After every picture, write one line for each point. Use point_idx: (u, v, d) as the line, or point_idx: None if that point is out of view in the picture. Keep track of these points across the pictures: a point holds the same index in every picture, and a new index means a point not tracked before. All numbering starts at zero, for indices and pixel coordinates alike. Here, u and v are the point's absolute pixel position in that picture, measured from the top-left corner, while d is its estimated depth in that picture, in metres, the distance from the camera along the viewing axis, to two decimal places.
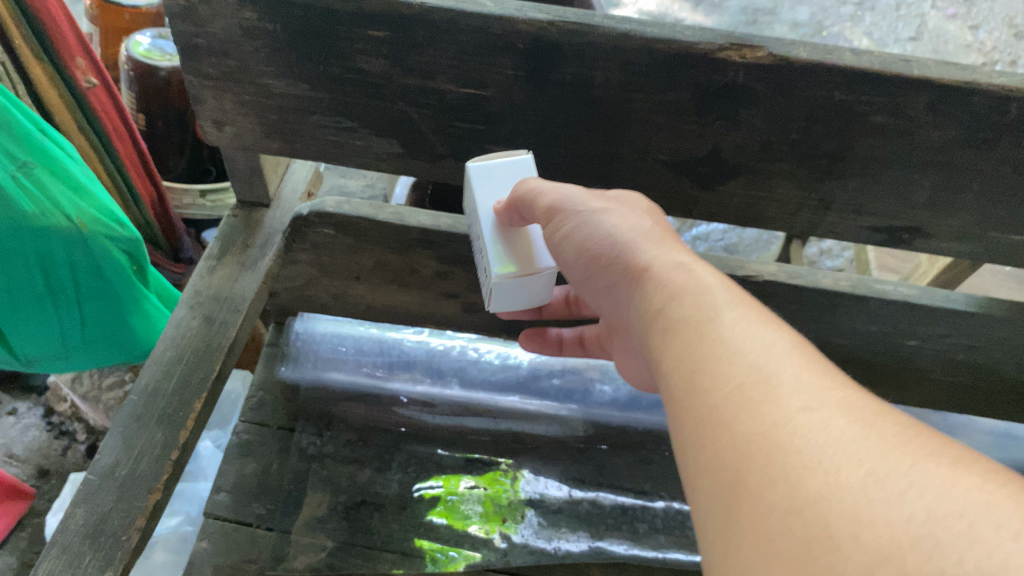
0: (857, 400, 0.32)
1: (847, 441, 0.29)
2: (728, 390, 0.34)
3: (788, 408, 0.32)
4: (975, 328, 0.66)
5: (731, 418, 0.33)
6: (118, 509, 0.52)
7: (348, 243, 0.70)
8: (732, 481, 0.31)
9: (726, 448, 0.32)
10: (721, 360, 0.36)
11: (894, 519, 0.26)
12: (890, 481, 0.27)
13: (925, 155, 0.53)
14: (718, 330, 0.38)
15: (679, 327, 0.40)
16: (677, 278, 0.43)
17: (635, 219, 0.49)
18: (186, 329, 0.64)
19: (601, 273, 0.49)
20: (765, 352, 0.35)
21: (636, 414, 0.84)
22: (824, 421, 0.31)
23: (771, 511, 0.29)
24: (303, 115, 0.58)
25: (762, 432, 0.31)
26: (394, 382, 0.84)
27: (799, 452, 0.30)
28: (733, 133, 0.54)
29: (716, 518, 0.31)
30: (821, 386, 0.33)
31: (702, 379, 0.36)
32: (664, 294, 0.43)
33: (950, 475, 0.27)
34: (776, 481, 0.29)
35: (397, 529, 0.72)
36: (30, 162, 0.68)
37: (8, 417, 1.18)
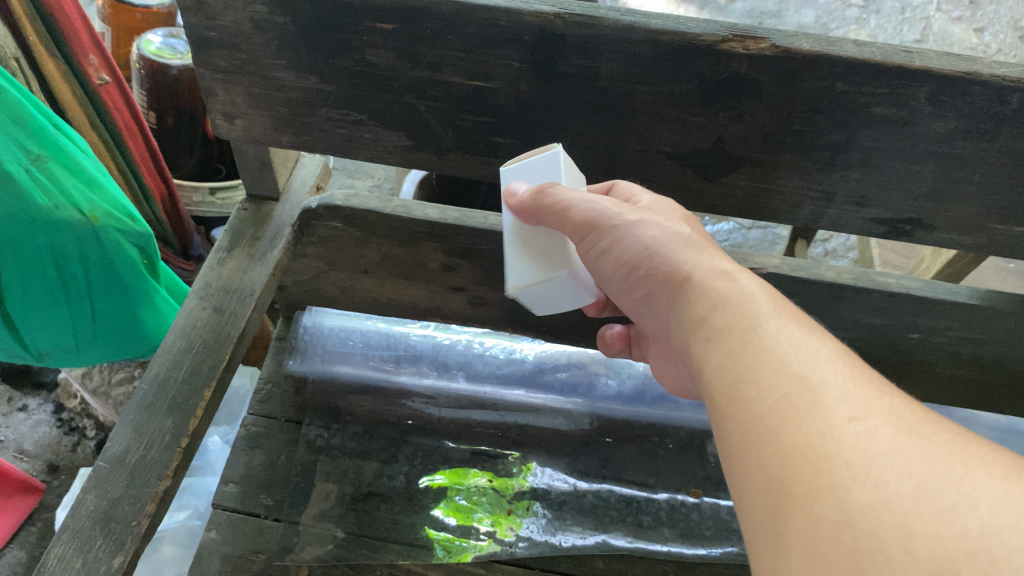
0: (903, 410, 0.32)
1: (896, 452, 0.29)
2: (773, 400, 0.34)
3: (835, 418, 0.31)
4: (978, 321, 0.66)
5: (778, 427, 0.32)
6: (129, 494, 0.53)
7: (355, 236, 0.71)
8: (777, 490, 0.31)
9: (772, 458, 0.32)
10: (766, 369, 0.36)
11: (948, 534, 0.25)
12: (941, 496, 0.27)
13: (927, 147, 0.53)
14: (761, 338, 0.38)
15: (721, 335, 0.40)
16: (720, 287, 0.43)
17: (673, 228, 0.49)
18: (196, 319, 0.65)
19: (641, 283, 0.49)
20: (809, 361, 0.35)
21: (641, 408, 0.84)
22: (873, 431, 0.30)
23: (819, 520, 0.28)
24: (312, 108, 0.59)
25: (809, 443, 0.31)
26: (401, 375, 0.85)
27: (848, 462, 0.29)
28: (737, 125, 0.55)
29: (760, 528, 0.31)
30: (867, 395, 0.32)
31: (747, 388, 0.35)
32: (707, 303, 0.43)
33: (1005, 491, 0.27)
34: (823, 491, 0.29)
35: (403, 520, 0.73)
36: (43, 156, 0.70)
37: (20, 413, 1.19)
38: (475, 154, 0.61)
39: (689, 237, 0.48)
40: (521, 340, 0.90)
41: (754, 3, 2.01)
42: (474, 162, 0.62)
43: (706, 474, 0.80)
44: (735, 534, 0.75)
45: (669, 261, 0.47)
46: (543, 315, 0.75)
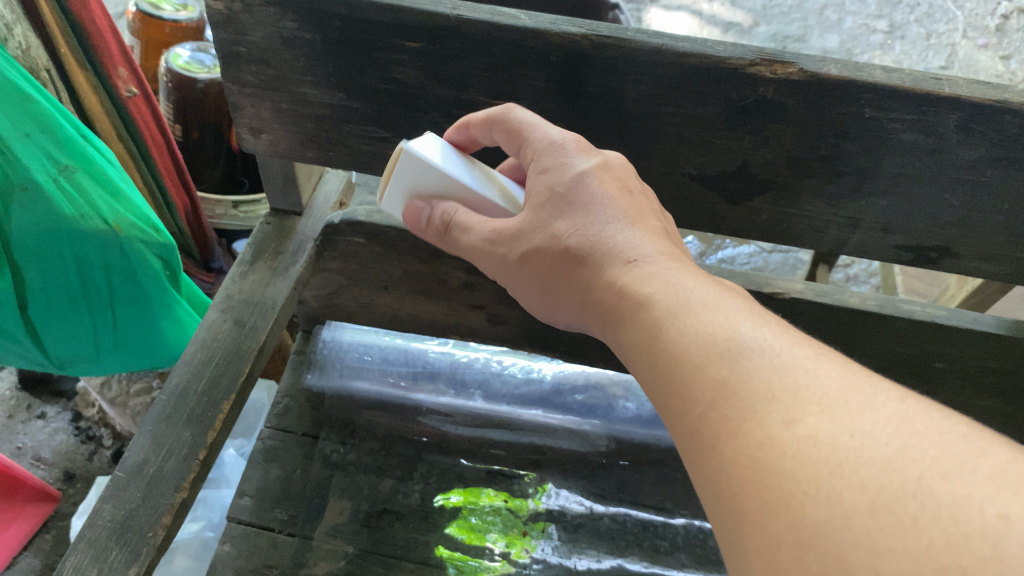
0: (839, 396, 0.29)
1: (844, 454, 0.26)
2: (703, 412, 0.32)
3: (770, 424, 0.29)
4: (1005, 351, 0.65)
5: (717, 440, 0.30)
6: (146, 505, 0.53)
7: (377, 252, 0.71)
8: (730, 510, 0.29)
9: (718, 476, 0.30)
10: (688, 374, 0.33)
11: (913, 548, 0.23)
12: (901, 503, 0.24)
13: (955, 174, 0.53)
14: (674, 337, 0.35)
15: (640, 335, 0.37)
16: (615, 302, 0.40)
17: (560, 233, 0.45)
18: (217, 332, 0.65)
19: (561, 290, 0.46)
20: (725, 358, 0.32)
21: (660, 431, 0.83)
22: (812, 432, 0.28)
23: (778, 546, 0.26)
24: (338, 124, 0.59)
25: (751, 457, 0.28)
26: (418, 393, 0.84)
27: (794, 473, 0.27)
28: (762, 149, 0.54)
29: (725, 552, 0.29)
30: (799, 388, 0.30)
31: (678, 395, 0.33)
32: (617, 326, 0.41)
33: (963, 487, 0.24)
34: (777, 510, 0.27)
35: (416, 537, 0.73)
36: (70, 166, 0.70)
37: (39, 421, 1.21)
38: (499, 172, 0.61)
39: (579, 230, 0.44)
40: (539, 360, 0.90)
41: (779, 28, 2.01)
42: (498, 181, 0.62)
43: None
44: None
45: (576, 270, 0.44)
46: (563, 335, 0.75)
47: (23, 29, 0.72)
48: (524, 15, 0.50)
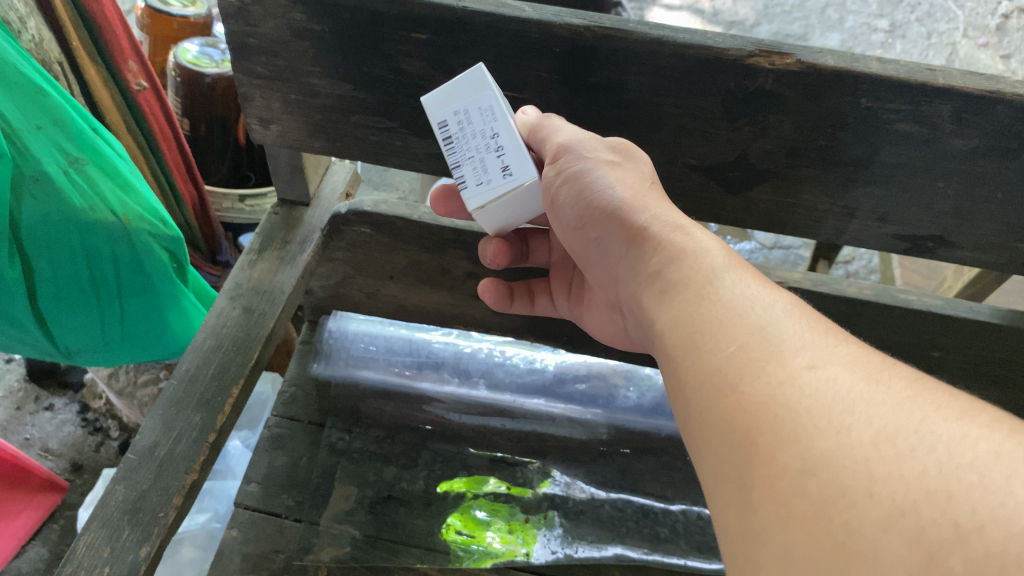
0: (861, 357, 0.31)
1: (855, 397, 0.29)
2: (733, 352, 0.33)
3: (794, 367, 0.31)
4: (998, 340, 0.66)
5: (738, 379, 0.32)
6: (157, 486, 0.55)
7: (384, 242, 0.73)
8: (741, 444, 0.30)
9: (733, 412, 0.31)
10: (724, 322, 0.36)
11: (908, 474, 0.25)
12: (901, 438, 0.27)
13: (950, 164, 0.54)
14: (718, 291, 0.38)
15: (680, 288, 0.40)
16: (674, 240, 0.44)
17: (637, 180, 0.50)
18: (226, 318, 0.66)
19: (594, 226, 0.50)
20: (766, 312, 0.35)
21: (660, 420, 0.84)
22: (831, 378, 0.30)
23: (784, 472, 0.28)
24: (346, 115, 0.61)
25: (769, 394, 0.30)
26: (422, 382, 0.86)
27: (808, 410, 0.29)
28: (761, 139, 0.55)
29: (725, 485, 0.30)
30: (824, 344, 0.32)
31: (705, 343, 0.35)
32: (662, 257, 0.43)
33: (961, 428, 0.27)
34: (786, 441, 0.28)
35: (421, 524, 0.74)
36: (81, 158, 0.72)
37: (46, 413, 1.22)
38: None
39: (650, 186, 0.50)
40: (542, 349, 0.90)
41: (781, 26, 2.03)
42: None
43: None
44: None
45: (636, 205, 0.47)
46: (565, 325, 0.76)
47: (36, 22, 0.73)
48: (528, 7, 0.52)
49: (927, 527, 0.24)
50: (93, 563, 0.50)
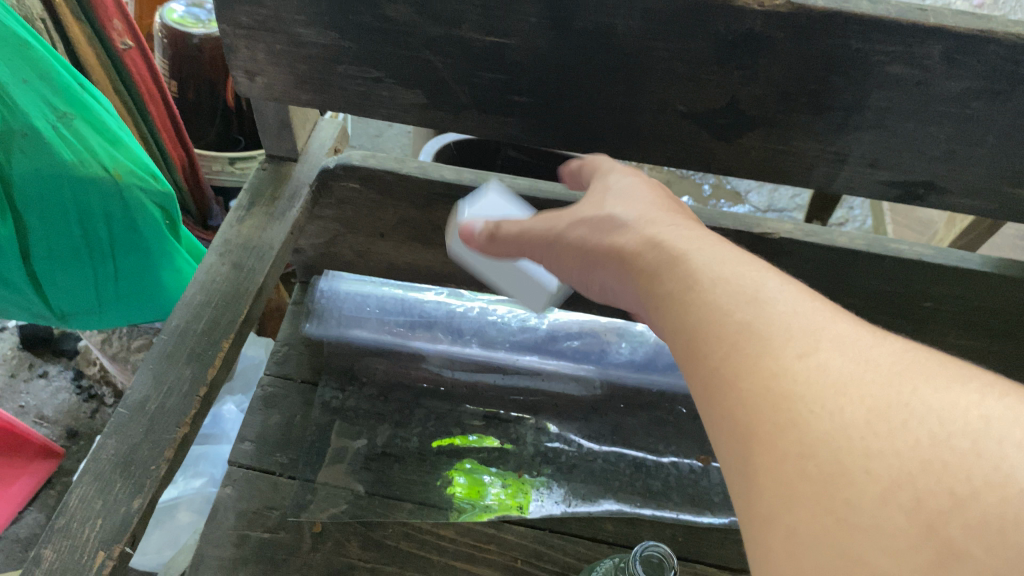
0: (850, 333, 0.31)
1: (847, 376, 0.28)
2: (726, 350, 0.33)
3: (786, 356, 0.30)
4: (989, 290, 0.66)
5: (734, 374, 0.31)
6: (149, 439, 0.54)
7: (373, 198, 0.72)
8: (741, 434, 0.29)
9: (733, 408, 0.30)
10: (716, 319, 0.35)
11: (902, 447, 0.25)
12: (894, 412, 0.26)
13: (940, 107, 0.54)
14: (707, 289, 0.37)
15: (673, 293, 0.39)
16: (664, 250, 0.43)
17: (602, 211, 0.51)
18: (215, 274, 0.66)
19: (594, 272, 0.51)
20: (754, 300, 0.34)
21: (652, 375, 0.86)
22: (824, 362, 0.29)
23: (784, 457, 0.27)
24: (332, 65, 0.60)
25: (765, 385, 0.29)
26: (415, 340, 0.87)
27: (802, 396, 0.28)
28: (750, 83, 0.55)
29: (733, 476, 0.30)
30: (815, 324, 0.31)
31: (702, 342, 0.34)
32: (656, 268, 0.42)
33: (954, 396, 0.26)
34: (783, 427, 0.28)
35: (415, 479, 0.74)
36: (69, 114, 0.71)
37: (41, 380, 1.22)
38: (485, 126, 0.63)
39: (638, 213, 0.49)
40: (535, 308, 0.92)
41: None
42: (491, 121, 0.62)
43: None
44: None
45: (604, 241, 0.49)
46: None
47: None
48: None
49: (925, 498, 0.23)
50: (85, 516, 0.50)
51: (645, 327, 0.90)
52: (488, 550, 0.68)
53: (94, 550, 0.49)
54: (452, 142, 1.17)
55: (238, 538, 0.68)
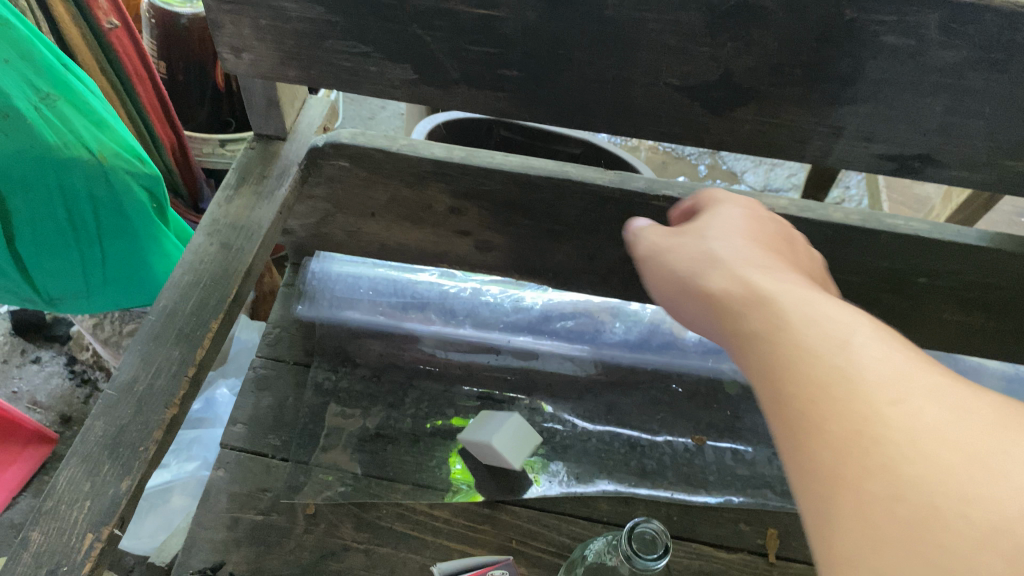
0: (944, 376, 0.29)
1: (946, 424, 0.27)
2: (808, 383, 0.31)
3: (876, 398, 0.29)
4: (986, 264, 0.66)
5: (818, 413, 0.30)
6: (137, 420, 0.54)
7: (363, 177, 0.71)
8: (827, 476, 0.28)
9: (817, 446, 0.29)
10: (794, 351, 0.33)
11: (1010, 500, 0.24)
12: (999, 465, 0.25)
13: (936, 78, 0.53)
14: (781, 316, 0.35)
15: (742, 319, 0.37)
16: (750, 281, 0.38)
17: (705, 241, 0.45)
18: (203, 255, 0.65)
19: (676, 303, 0.45)
20: (836, 330, 0.32)
21: (646, 354, 0.87)
22: (919, 409, 0.28)
23: (874, 501, 0.26)
24: (319, 41, 0.59)
25: (854, 426, 0.28)
26: (409, 322, 0.87)
27: (896, 441, 0.27)
28: (744, 55, 0.54)
29: (813, 513, 0.29)
30: (905, 362, 0.30)
31: (779, 373, 0.33)
32: (737, 295, 0.38)
33: None
34: (874, 471, 0.27)
35: (408, 460, 0.73)
36: (52, 95, 0.72)
37: (33, 365, 1.25)
38: (475, 103, 0.62)
39: (736, 247, 0.43)
40: (528, 288, 0.92)
41: None
42: (481, 97, 0.61)
43: (710, 421, 0.80)
44: (738, 480, 0.74)
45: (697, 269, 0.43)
46: (550, 259, 0.76)
47: None
48: None
49: None
50: (73, 498, 0.49)
51: (639, 306, 0.90)
52: (482, 530, 0.68)
53: (82, 532, 0.48)
54: (444, 122, 1.16)
55: (230, 521, 0.67)
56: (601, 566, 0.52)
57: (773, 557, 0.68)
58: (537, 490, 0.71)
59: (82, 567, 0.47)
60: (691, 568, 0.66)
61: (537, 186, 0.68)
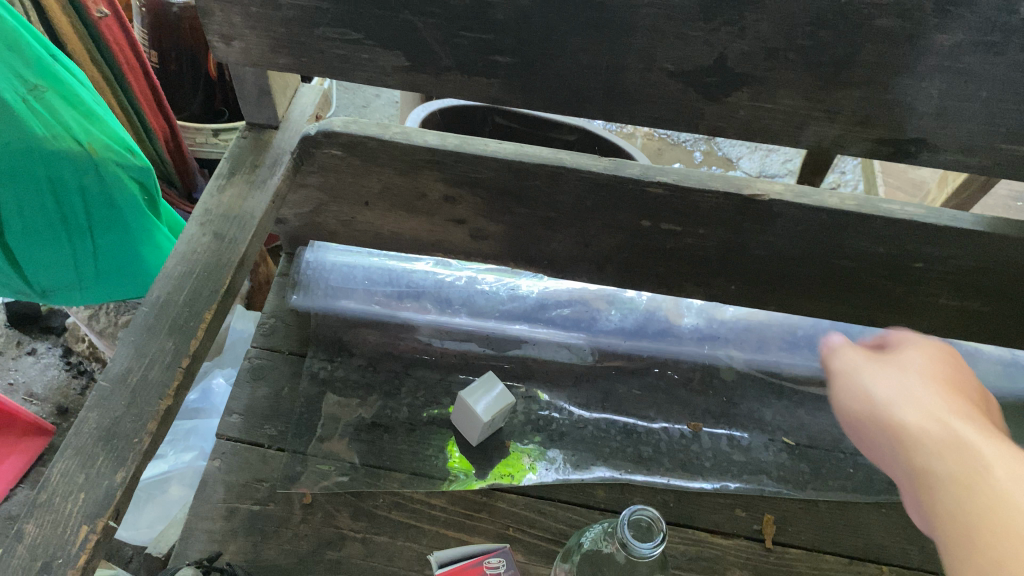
0: None
1: None
2: (994, 525, 0.33)
3: None
4: (982, 249, 0.66)
5: (1004, 550, 0.32)
6: (131, 412, 0.54)
7: (356, 165, 0.70)
8: None
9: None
10: (986, 496, 0.35)
11: None
12: None
13: (932, 61, 0.52)
14: (983, 466, 0.37)
15: (933, 470, 0.39)
16: (952, 427, 0.41)
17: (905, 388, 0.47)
18: (196, 245, 0.65)
19: (862, 433, 0.48)
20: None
21: (642, 342, 0.87)
22: None
23: None
24: (309, 28, 0.58)
25: None
26: (405, 311, 0.87)
27: None
28: (738, 40, 0.54)
29: None
30: None
31: (967, 514, 0.35)
32: (936, 443, 0.41)
33: None
34: None
35: (405, 449, 0.73)
36: (40, 86, 0.74)
37: (30, 357, 1.27)
38: (469, 89, 0.61)
39: (935, 400, 0.45)
40: (524, 278, 0.94)
41: None
42: (474, 84, 0.61)
43: (707, 408, 0.80)
44: (734, 466, 0.74)
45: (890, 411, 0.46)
46: (545, 247, 0.76)
47: None
48: None
49: None
50: (67, 490, 0.49)
51: (634, 294, 0.92)
52: (479, 518, 0.68)
53: (77, 524, 0.48)
54: (438, 109, 1.16)
55: (227, 511, 0.67)
56: (599, 554, 0.52)
57: (770, 542, 0.68)
58: (535, 480, 0.71)
59: (77, 560, 0.46)
60: (689, 554, 0.66)
61: (532, 173, 0.67)
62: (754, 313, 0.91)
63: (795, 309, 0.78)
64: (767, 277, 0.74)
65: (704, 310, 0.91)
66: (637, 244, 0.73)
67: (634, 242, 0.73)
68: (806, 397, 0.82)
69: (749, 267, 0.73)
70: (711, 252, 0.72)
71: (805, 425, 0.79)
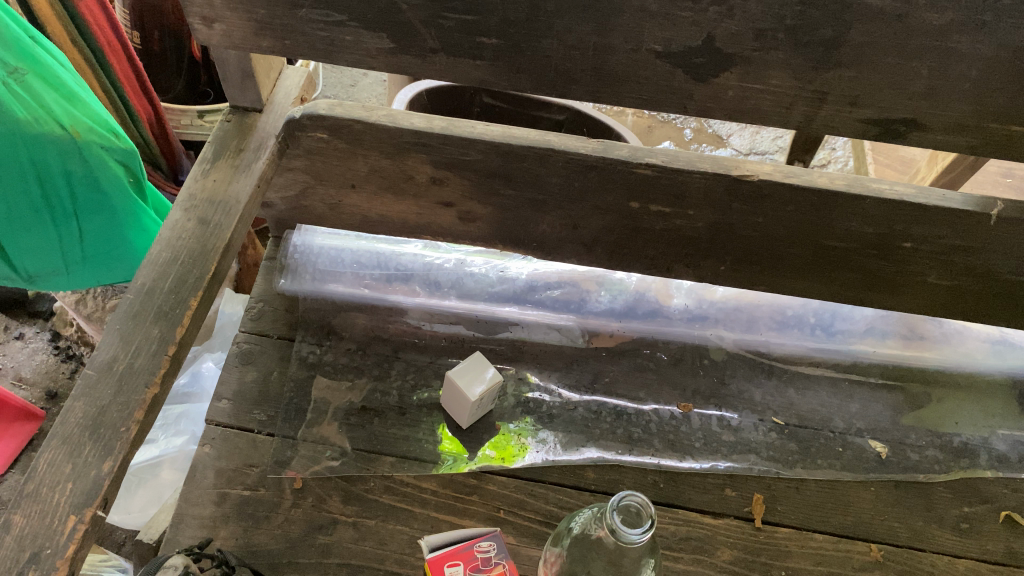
0: None
1: None
2: None
3: None
4: (971, 228, 0.65)
5: None
6: (117, 401, 0.53)
7: (342, 148, 0.70)
8: None
9: None
10: None
11: None
12: None
13: (922, 40, 0.52)
14: None
15: None
16: None
17: None
18: (181, 231, 0.64)
19: None
20: None
21: (631, 322, 0.87)
22: None
23: None
24: (291, 9, 0.57)
25: None
26: (394, 295, 0.87)
27: None
28: (727, 20, 0.53)
29: None
30: None
31: None
32: None
33: None
34: None
35: (395, 432, 0.73)
36: (21, 69, 0.74)
37: (17, 342, 1.27)
38: (455, 72, 0.61)
39: None
40: (513, 259, 0.93)
41: None
42: (460, 66, 0.60)
43: (696, 389, 0.80)
44: (724, 447, 0.74)
45: None
46: (532, 228, 0.76)
47: None
48: None
49: None
50: (55, 480, 0.49)
51: (624, 276, 0.92)
52: (470, 501, 0.68)
53: (64, 515, 0.47)
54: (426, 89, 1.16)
55: (217, 497, 0.67)
56: (588, 538, 0.52)
57: (759, 522, 0.68)
58: (530, 462, 0.71)
59: (65, 551, 0.46)
60: (679, 534, 0.67)
61: (519, 155, 0.67)
62: (743, 294, 0.91)
63: (785, 289, 0.77)
64: (756, 257, 0.74)
65: (694, 291, 0.91)
66: (626, 225, 0.73)
67: (623, 223, 0.72)
68: (795, 376, 0.82)
69: (738, 248, 0.73)
70: (699, 232, 0.72)
71: (794, 405, 0.79)
